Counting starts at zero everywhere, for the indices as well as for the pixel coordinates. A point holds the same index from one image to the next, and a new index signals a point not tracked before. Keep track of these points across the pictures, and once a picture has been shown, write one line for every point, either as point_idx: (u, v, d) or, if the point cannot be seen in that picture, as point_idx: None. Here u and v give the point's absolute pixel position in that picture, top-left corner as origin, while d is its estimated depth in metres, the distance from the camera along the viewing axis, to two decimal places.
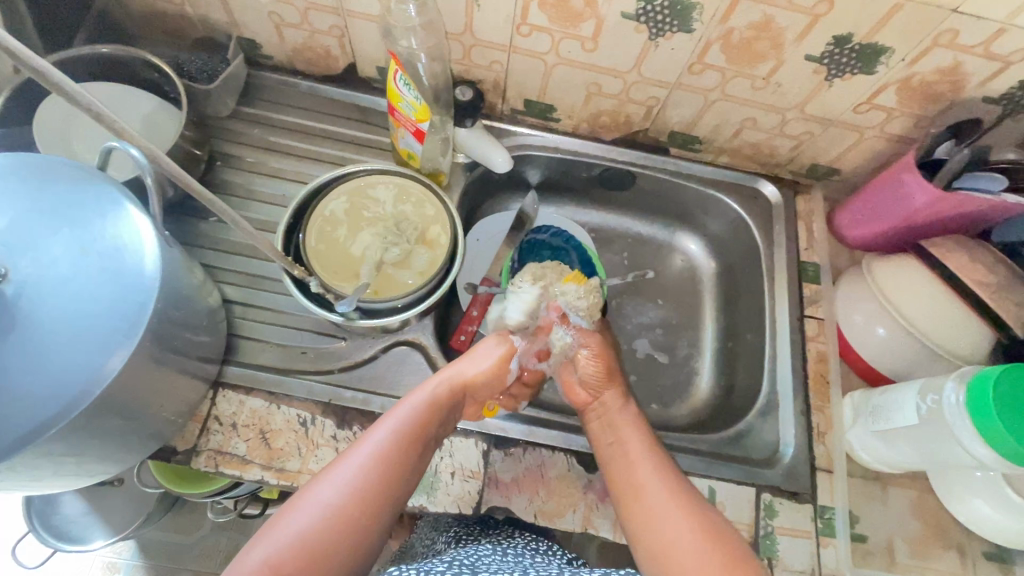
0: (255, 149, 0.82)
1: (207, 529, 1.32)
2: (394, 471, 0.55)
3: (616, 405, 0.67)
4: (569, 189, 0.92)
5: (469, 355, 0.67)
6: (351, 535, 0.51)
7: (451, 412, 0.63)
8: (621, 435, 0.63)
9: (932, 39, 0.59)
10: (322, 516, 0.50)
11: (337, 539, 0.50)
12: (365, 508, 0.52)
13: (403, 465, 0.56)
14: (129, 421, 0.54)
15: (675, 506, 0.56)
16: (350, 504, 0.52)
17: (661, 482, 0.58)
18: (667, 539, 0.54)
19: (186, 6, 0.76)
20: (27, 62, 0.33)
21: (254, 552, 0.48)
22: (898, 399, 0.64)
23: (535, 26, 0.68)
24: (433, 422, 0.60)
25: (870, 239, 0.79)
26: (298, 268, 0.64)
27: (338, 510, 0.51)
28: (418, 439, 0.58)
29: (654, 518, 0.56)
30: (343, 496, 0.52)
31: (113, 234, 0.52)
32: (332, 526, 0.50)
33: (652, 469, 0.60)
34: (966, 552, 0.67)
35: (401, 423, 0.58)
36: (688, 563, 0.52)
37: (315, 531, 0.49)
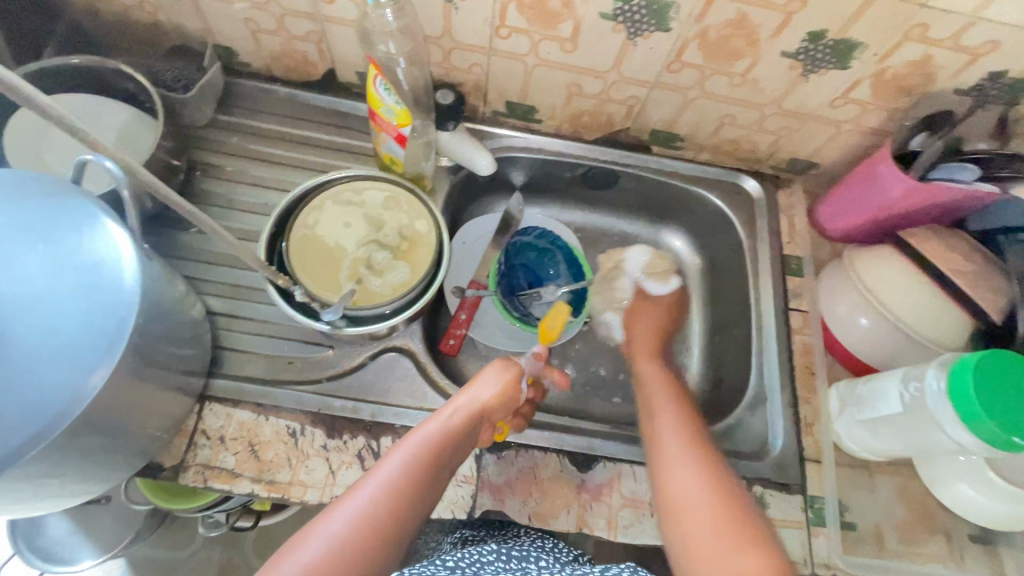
0: (235, 158, 0.81)
1: (199, 544, 1.30)
2: (405, 503, 0.55)
3: (657, 376, 0.72)
4: (554, 189, 0.92)
5: (482, 381, 0.67)
6: (358, 568, 0.50)
7: (466, 443, 0.62)
8: (653, 402, 0.68)
9: (903, 33, 0.60)
10: (330, 548, 0.50)
11: (344, 574, 0.50)
12: (374, 542, 0.52)
13: (413, 496, 0.55)
14: (112, 439, 0.53)
15: (692, 458, 0.59)
16: (359, 537, 0.52)
17: (681, 439, 0.61)
18: (675, 484, 0.57)
19: (160, 14, 0.74)
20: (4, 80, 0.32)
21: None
22: (883, 388, 0.65)
23: (513, 28, 0.68)
24: (446, 453, 0.59)
25: (850, 230, 0.80)
26: (281, 277, 0.63)
27: (346, 543, 0.51)
28: (430, 472, 0.57)
29: (668, 466, 0.59)
30: (352, 528, 0.52)
31: (90, 248, 0.51)
32: (338, 559, 0.50)
33: (678, 427, 0.63)
34: (952, 536, 0.68)
35: (413, 455, 0.57)
36: (692, 507, 0.54)
37: (323, 565, 0.49)
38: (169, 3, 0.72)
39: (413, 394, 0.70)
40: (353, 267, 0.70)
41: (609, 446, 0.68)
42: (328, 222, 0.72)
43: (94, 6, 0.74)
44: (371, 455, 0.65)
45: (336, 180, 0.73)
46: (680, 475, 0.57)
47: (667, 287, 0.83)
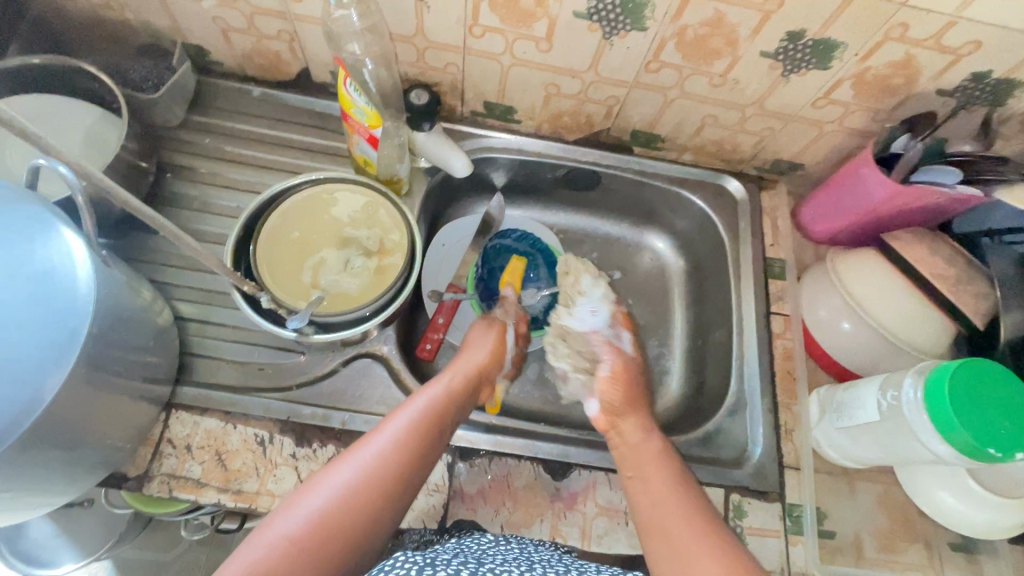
0: (208, 159, 0.80)
1: (184, 546, 1.29)
2: (416, 452, 0.57)
3: (638, 443, 0.63)
4: (535, 190, 0.90)
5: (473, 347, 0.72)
6: (371, 513, 0.52)
7: (467, 400, 0.66)
8: (639, 468, 0.61)
9: (884, 33, 0.59)
10: (346, 493, 0.52)
11: (360, 518, 0.51)
12: (383, 490, 0.54)
13: (424, 447, 0.58)
14: (69, 451, 0.52)
15: (702, 541, 0.52)
16: (369, 483, 0.53)
17: (693, 524, 0.54)
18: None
19: (127, 12, 0.73)
20: None
21: (278, 524, 0.49)
22: (861, 394, 0.64)
23: (487, 27, 0.66)
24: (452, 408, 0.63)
25: (834, 233, 0.79)
26: (248, 283, 0.62)
27: (361, 490, 0.52)
28: (439, 422, 0.60)
29: (680, 556, 0.52)
30: (363, 476, 0.53)
31: (43, 256, 0.50)
32: (354, 503, 0.51)
33: (676, 514, 0.55)
34: (933, 544, 0.67)
35: (421, 408, 0.60)
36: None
37: (335, 509, 0.51)
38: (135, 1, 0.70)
39: (385, 401, 0.69)
40: (326, 270, 0.69)
41: (584, 453, 0.67)
42: (318, 205, 0.72)
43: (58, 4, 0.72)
44: None
45: (309, 178, 0.72)
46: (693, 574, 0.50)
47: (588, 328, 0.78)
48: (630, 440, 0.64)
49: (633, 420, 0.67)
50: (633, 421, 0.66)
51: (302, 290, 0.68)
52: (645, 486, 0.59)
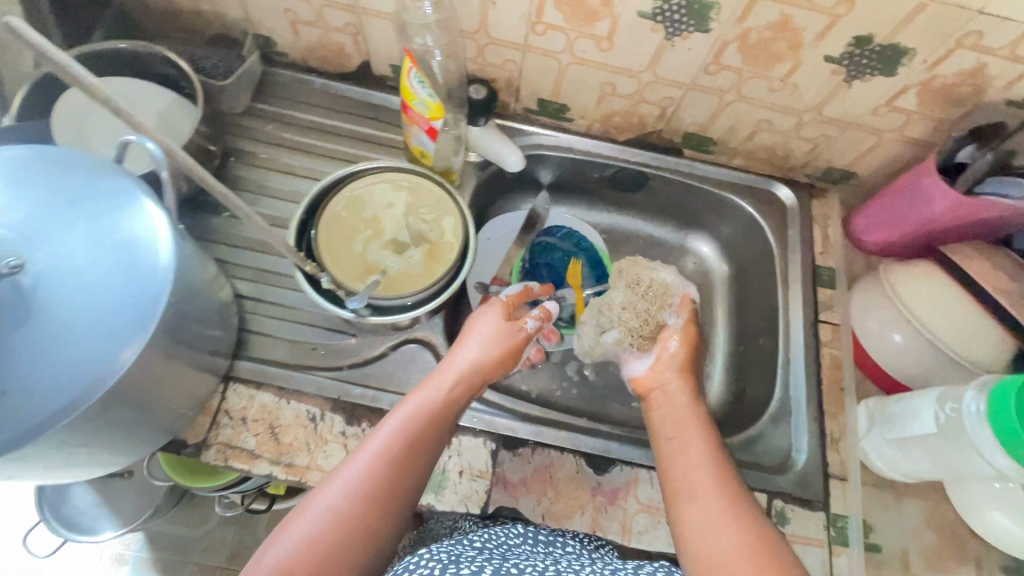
0: (269, 146, 0.83)
1: (213, 524, 1.32)
2: (402, 465, 0.55)
3: (680, 404, 0.66)
4: (581, 190, 0.91)
5: (468, 341, 0.67)
6: (362, 534, 0.50)
7: (461, 401, 0.63)
8: (681, 432, 0.62)
9: (955, 41, 0.58)
10: (333, 516, 0.50)
11: (352, 541, 0.50)
12: (372, 510, 0.52)
13: (412, 460, 0.55)
14: (139, 413, 0.55)
15: (725, 506, 0.53)
16: (356, 504, 0.51)
17: (720, 486, 0.55)
18: (707, 539, 0.51)
19: (204, 3, 0.76)
20: (50, 56, 0.36)
21: (265, 557, 0.47)
22: (915, 405, 0.63)
23: (550, 25, 0.67)
24: (440, 415, 0.60)
25: (887, 243, 0.78)
26: (310, 264, 0.64)
27: (348, 511, 0.51)
28: (428, 430, 0.58)
29: (702, 518, 0.53)
30: (349, 497, 0.51)
31: (128, 226, 0.52)
32: (342, 528, 0.50)
33: (708, 471, 0.57)
34: (983, 565, 0.65)
35: (407, 417, 0.58)
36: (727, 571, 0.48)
37: (323, 534, 0.49)
38: None
39: None
40: (385, 255, 0.71)
41: (627, 450, 0.67)
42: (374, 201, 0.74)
43: None
44: None
45: (366, 168, 0.74)
46: (708, 531, 0.51)
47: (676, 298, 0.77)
48: (675, 400, 0.67)
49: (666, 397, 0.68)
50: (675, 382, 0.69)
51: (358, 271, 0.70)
52: (682, 447, 0.60)
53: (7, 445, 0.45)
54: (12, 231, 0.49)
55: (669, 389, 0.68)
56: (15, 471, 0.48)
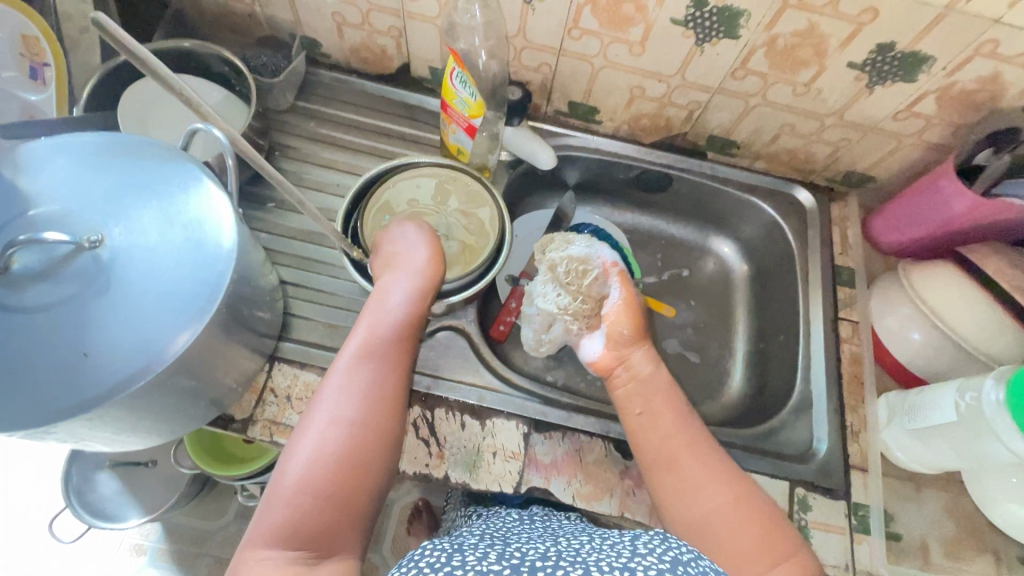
0: (311, 142, 0.87)
1: (231, 516, 1.34)
2: (367, 390, 0.56)
3: (649, 381, 0.64)
4: (606, 190, 0.95)
5: (414, 241, 0.67)
6: (354, 459, 0.52)
7: (414, 312, 0.63)
8: (653, 411, 0.61)
9: (974, 48, 0.61)
10: (333, 426, 0.54)
11: (362, 443, 0.53)
12: (355, 436, 0.53)
13: (387, 363, 0.59)
14: (198, 383, 0.58)
15: (713, 481, 0.56)
16: (335, 435, 0.53)
17: (704, 461, 0.57)
18: (697, 504, 0.55)
19: (257, 7, 0.81)
20: (122, 43, 0.39)
21: (290, 470, 0.51)
22: (936, 396, 0.65)
23: (586, 30, 0.71)
24: (406, 312, 0.62)
25: (905, 243, 0.80)
26: (356, 250, 0.69)
27: (346, 416, 0.54)
28: (398, 330, 0.61)
29: (692, 493, 0.55)
30: (326, 430, 0.53)
31: (195, 208, 0.56)
32: (347, 433, 0.53)
33: (688, 449, 0.58)
34: (1001, 556, 0.67)
35: (358, 345, 0.59)
36: (723, 537, 0.52)
37: (314, 467, 0.51)
38: None
39: (466, 369, 0.73)
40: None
41: None
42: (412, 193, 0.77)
43: None
44: (425, 425, 0.67)
45: (404, 163, 0.78)
46: (695, 503, 0.55)
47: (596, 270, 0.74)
48: (638, 374, 0.66)
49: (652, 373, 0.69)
50: (646, 353, 0.68)
51: None
52: (653, 423, 0.61)
53: (83, 406, 0.48)
54: (95, 209, 0.54)
55: (631, 362, 0.67)
56: (88, 430, 0.51)
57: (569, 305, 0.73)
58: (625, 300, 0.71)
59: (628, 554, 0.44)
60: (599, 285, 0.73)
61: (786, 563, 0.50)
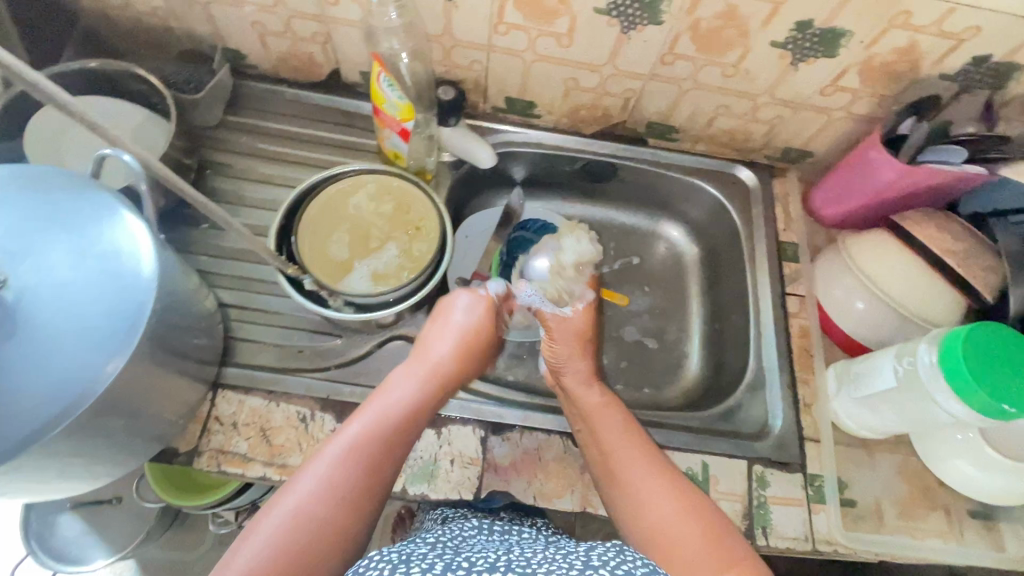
0: (245, 156, 0.84)
1: (209, 544, 1.30)
2: (358, 477, 0.54)
3: (585, 392, 0.67)
4: (554, 183, 0.94)
5: (447, 332, 0.69)
6: (315, 553, 0.49)
7: (423, 404, 0.62)
8: (593, 421, 0.64)
9: (888, 20, 0.62)
10: (301, 514, 0.50)
11: (321, 538, 0.50)
12: (324, 527, 0.50)
13: (376, 459, 0.55)
14: (131, 421, 0.55)
15: (658, 488, 0.57)
16: (306, 523, 0.50)
17: (647, 469, 0.59)
18: (642, 513, 0.56)
19: (171, 20, 0.77)
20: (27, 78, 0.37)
21: (238, 558, 0.47)
22: (878, 363, 0.66)
23: (511, 24, 0.70)
24: (415, 406, 0.61)
25: (844, 216, 0.82)
26: (292, 267, 0.67)
27: (318, 508, 0.51)
28: (400, 426, 0.59)
29: (638, 504, 0.57)
30: (297, 515, 0.50)
31: (110, 239, 0.53)
32: (317, 521, 0.50)
33: (629, 455, 0.61)
34: (951, 511, 0.69)
35: (359, 429, 0.57)
36: (670, 545, 0.52)
37: (267, 556, 0.47)
38: (181, 8, 0.75)
39: None
40: (366, 262, 0.73)
41: None
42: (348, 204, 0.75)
43: (108, 13, 0.77)
44: None
45: (338, 173, 0.76)
46: (644, 512, 0.56)
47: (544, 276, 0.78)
48: (571, 391, 0.68)
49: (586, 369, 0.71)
50: (579, 376, 0.69)
51: (336, 269, 0.72)
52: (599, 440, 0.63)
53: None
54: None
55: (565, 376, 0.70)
56: (10, 481, 0.49)
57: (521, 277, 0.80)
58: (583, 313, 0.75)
59: (581, 566, 0.45)
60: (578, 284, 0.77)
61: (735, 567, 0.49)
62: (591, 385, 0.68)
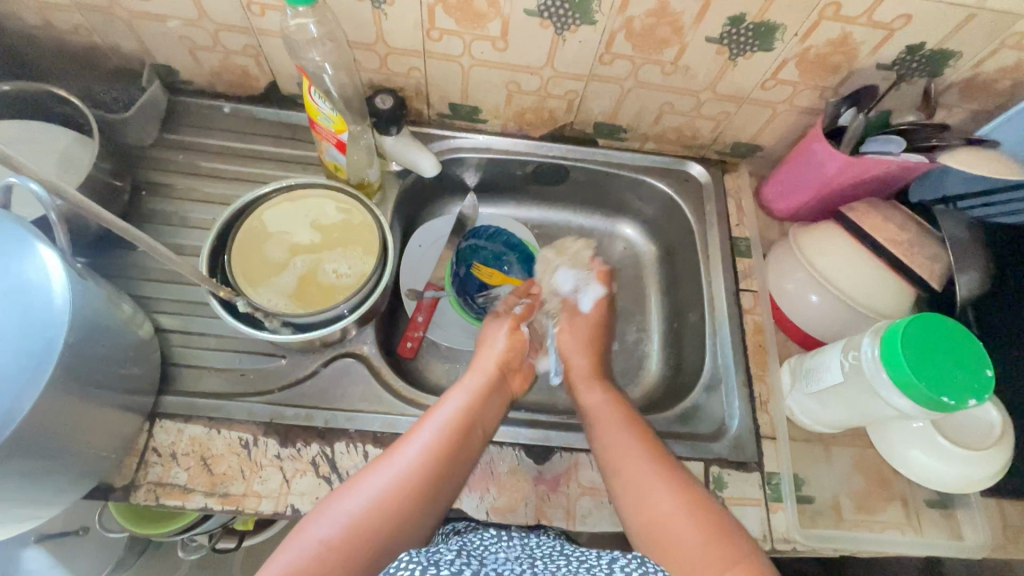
0: (183, 175, 0.81)
1: (186, 569, 1.28)
2: (437, 463, 0.56)
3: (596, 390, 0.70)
4: (507, 188, 0.93)
5: (498, 340, 0.74)
6: (390, 532, 0.51)
7: (488, 400, 0.66)
8: (599, 417, 0.66)
9: (819, 12, 0.62)
10: (377, 499, 0.53)
11: (394, 518, 0.52)
12: (400, 511, 0.53)
13: (450, 459, 0.57)
14: (52, 461, 0.52)
15: (659, 482, 0.57)
16: (383, 506, 0.52)
17: (648, 461, 0.59)
18: (653, 515, 0.55)
19: (95, 37, 0.75)
20: None
21: (314, 531, 0.50)
22: (826, 358, 0.66)
23: (444, 30, 0.68)
24: (483, 401, 0.65)
25: (796, 209, 0.81)
26: (223, 289, 0.65)
27: (387, 500, 0.53)
28: (471, 419, 0.62)
29: (639, 496, 0.57)
30: (374, 500, 0.53)
31: (18, 271, 0.50)
32: (394, 502, 0.53)
33: (630, 449, 0.61)
34: (909, 501, 0.69)
35: (438, 421, 0.60)
36: (675, 539, 0.52)
37: (341, 535, 0.50)
38: (103, 25, 0.72)
39: (367, 398, 0.70)
40: (300, 262, 0.73)
41: (565, 437, 0.69)
42: (291, 218, 0.74)
43: (27, 32, 0.74)
44: (325, 461, 0.65)
45: (262, 194, 0.73)
46: (646, 499, 0.56)
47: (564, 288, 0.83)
48: (585, 381, 0.72)
49: (583, 364, 0.74)
50: (585, 369, 0.74)
51: (267, 283, 0.71)
52: (609, 433, 0.64)
53: None
54: None
55: (576, 365, 0.74)
56: None
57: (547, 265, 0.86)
58: (599, 305, 0.81)
59: None
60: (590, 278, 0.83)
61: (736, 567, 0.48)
62: (596, 384, 0.72)
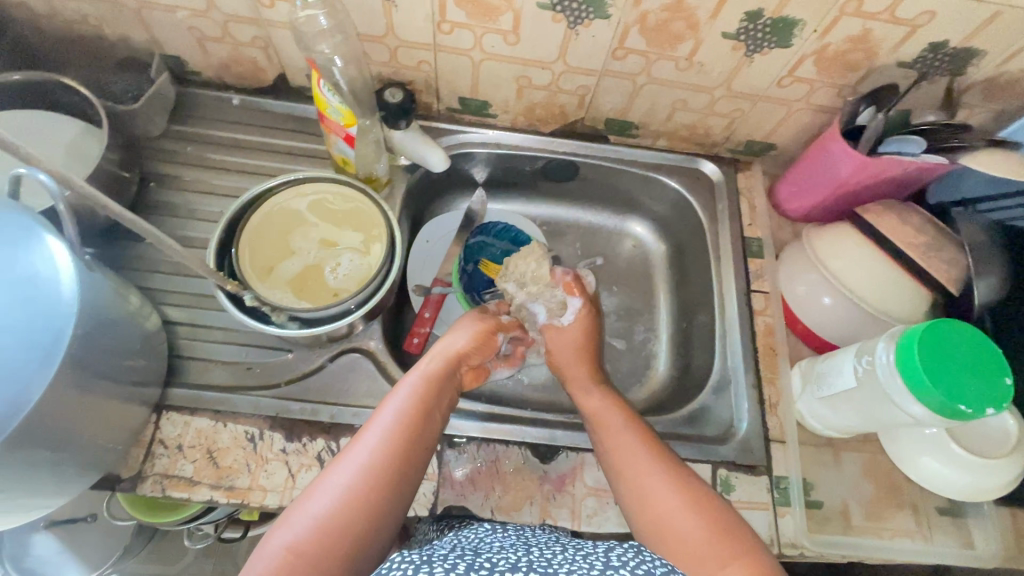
0: (191, 167, 0.81)
1: (191, 558, 1.29)
2: (396, 458, 0.55)
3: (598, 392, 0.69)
4: (516, 184, 0.92)
5: (453, 330, 0.71)
6: (358, 534, 0.50)
7: (443, 389, 0.64)
8: (600, 417, 0.65)
9: (839, 7, 0.60)
10: (340, 500, 0.51)
11: (361, 518, 0.51)
12: (364, 511, 0.51)
13: (408, 451, 0.56)
14: (58, 453, 0.52)
15: (662, 480, 0.56)
16: (346, 507, 0.51)
17: (649, 458, 0.59)
18: (660, 515, 0.54)
19: (105, 27, 0.74)
20: None
21: (277, 539, 0.48)
22: (838, 362, 0.65)
23: (455, 23, 0.67)
24: (439, 390, 0.63)
25: (809, 209, 0.80)
26: (230, 283, 0.64)
27: (352, 500, 0.51)
28: (426, 409, 0.60)
29: (643, 497, 0.56)
30: (337, 501, 0.51)
31: (26, 263, 0.50)
32: (357, 502, 0.51)
33: (629, 449, 0.60)
34: (919, 508, 0.68)
35: (393, 413, 0.58)
36: (682, 540, 0.51)
37: (306, 540, 0.48)
38: (112, 15, 0.72)
39: (373, 393, 0.70)
40: (312, 252, 0.73)
41: (572, 436, 0.68)
42: (293, 214, 0.74)
43: (36, 20, 0.74)
44: (330, 457, 0.65)
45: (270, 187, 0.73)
46: (650, 500, 0.55)
47: (568, 314, 0.76)
48: (592, 386, 0.70)
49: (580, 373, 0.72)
50: (581, 377, 0.72)
51: (267, 271, 0.71)
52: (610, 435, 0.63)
53: None
54: None
55: (575, 372, 0.72)
56: None
57: (515, 289, 0.78)
58: (581, 317, 0.75)
59: (603, 565, 0.45)
60: (558, 292, 0.76)
61: (736, 562, 0.48)
62: (591, 389, 0.70)
